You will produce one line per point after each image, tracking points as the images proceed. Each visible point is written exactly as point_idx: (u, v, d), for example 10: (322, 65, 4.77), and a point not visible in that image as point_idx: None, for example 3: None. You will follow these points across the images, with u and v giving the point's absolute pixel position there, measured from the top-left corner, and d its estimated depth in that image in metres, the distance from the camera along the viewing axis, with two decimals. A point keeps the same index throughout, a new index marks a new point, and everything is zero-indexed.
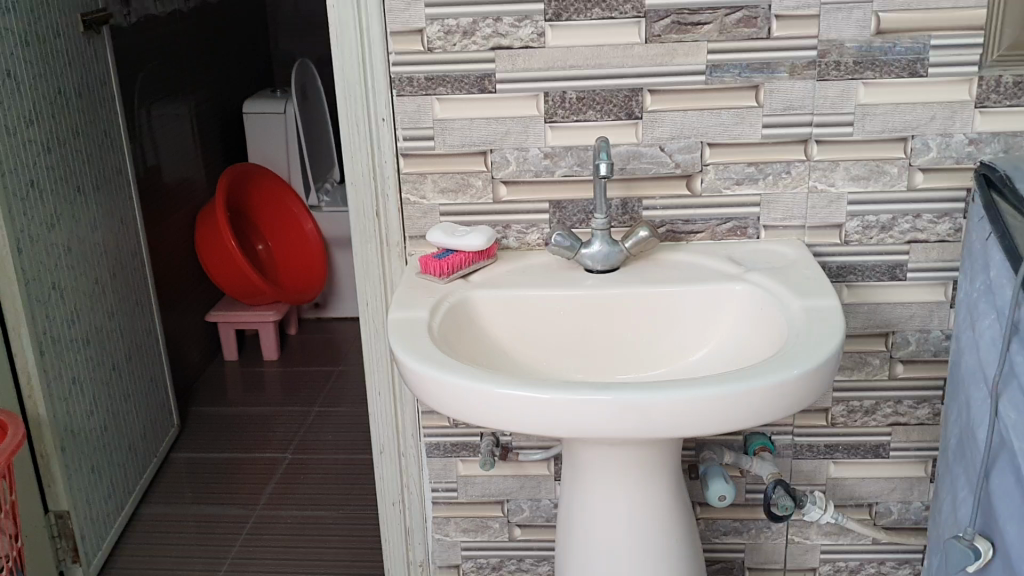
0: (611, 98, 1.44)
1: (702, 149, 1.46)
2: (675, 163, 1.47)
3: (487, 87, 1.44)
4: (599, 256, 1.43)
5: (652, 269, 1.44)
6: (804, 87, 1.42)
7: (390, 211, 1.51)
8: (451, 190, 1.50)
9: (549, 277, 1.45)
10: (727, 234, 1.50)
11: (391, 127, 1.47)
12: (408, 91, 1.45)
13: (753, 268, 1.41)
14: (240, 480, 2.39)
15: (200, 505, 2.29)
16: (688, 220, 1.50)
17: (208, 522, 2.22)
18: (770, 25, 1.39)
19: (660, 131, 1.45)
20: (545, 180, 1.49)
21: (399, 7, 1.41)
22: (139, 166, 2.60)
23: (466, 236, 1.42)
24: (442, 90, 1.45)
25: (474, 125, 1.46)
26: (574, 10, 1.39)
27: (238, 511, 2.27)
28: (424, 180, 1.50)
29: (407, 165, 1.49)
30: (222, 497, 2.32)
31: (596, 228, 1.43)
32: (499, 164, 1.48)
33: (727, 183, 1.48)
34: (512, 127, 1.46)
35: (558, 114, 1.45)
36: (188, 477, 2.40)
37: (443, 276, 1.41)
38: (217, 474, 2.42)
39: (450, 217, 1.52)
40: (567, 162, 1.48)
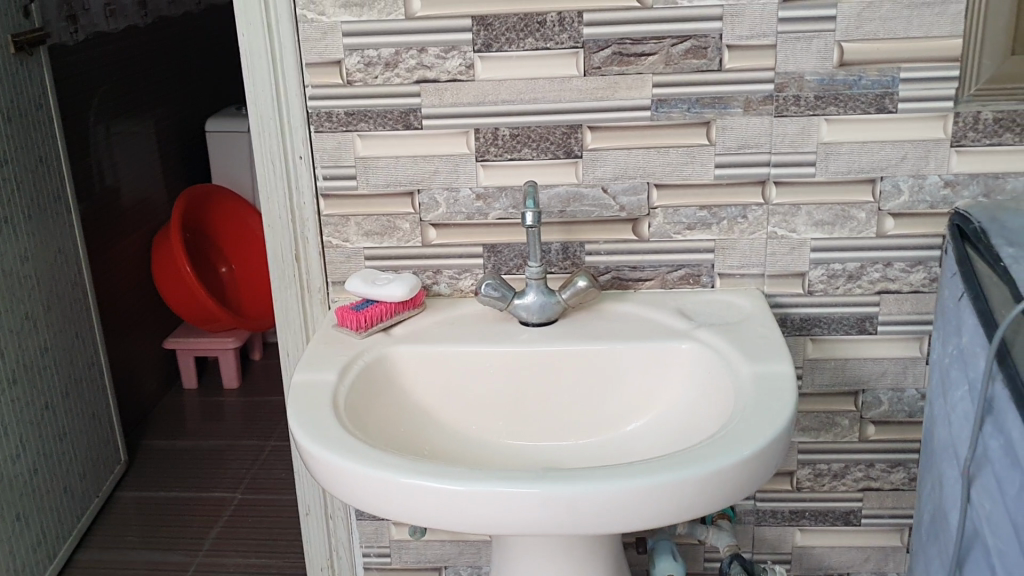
0: (548, 135, 1.31)
1: (649, 190, 1.33)
2: (619, 205, 1.34)
3: (413, 123, 1.32)
4: (534, 307, 1.29)
5: (594, 321, 1.31)
6: (760, 124, 1.29)
7: (310, 254, 1.39)
8: (376, 234, 1.37)
9: (480, 328, 1.31)
10: (679, 282, 1.37)
11: (309, 164, 1.35)
12: (327, 127, 1.32)
13: (704, 323, 1.27)
14: (189, 523, 2.27)
15: (144, 552, 2.17)
16: (636, 266, 1.36)
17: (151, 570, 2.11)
18: (721, 56, 1.26)
19: (603, 171, 1.32)
20: (479, 224, 1.36)
21: (314, 36, 1.28)
22: (91, 189, 2.48)
23: (387, 284, 1.29)
24: (364, 126, 1.32)
25: (400, 164, 1.34)
26: (506, 40, 1.27)
27: (184, 558, 2.15)
28: (347, 223, 1.37)
29: (328, 206, 1.37)
30: (168, 542, 2.20)
31: (529, 277, 1.30)
32: (428, 206, 1.36)
33: (677, 227, 1.34)
34: (442, 165, 1.33)
35: (490, 152, 1.32)
36: (134, 520, 2.28)
37: (362, 330, 1.27)
38: (165, 516, 2.30)
39: (376, 263, 1.39)
40: (501, 204, 1.35)
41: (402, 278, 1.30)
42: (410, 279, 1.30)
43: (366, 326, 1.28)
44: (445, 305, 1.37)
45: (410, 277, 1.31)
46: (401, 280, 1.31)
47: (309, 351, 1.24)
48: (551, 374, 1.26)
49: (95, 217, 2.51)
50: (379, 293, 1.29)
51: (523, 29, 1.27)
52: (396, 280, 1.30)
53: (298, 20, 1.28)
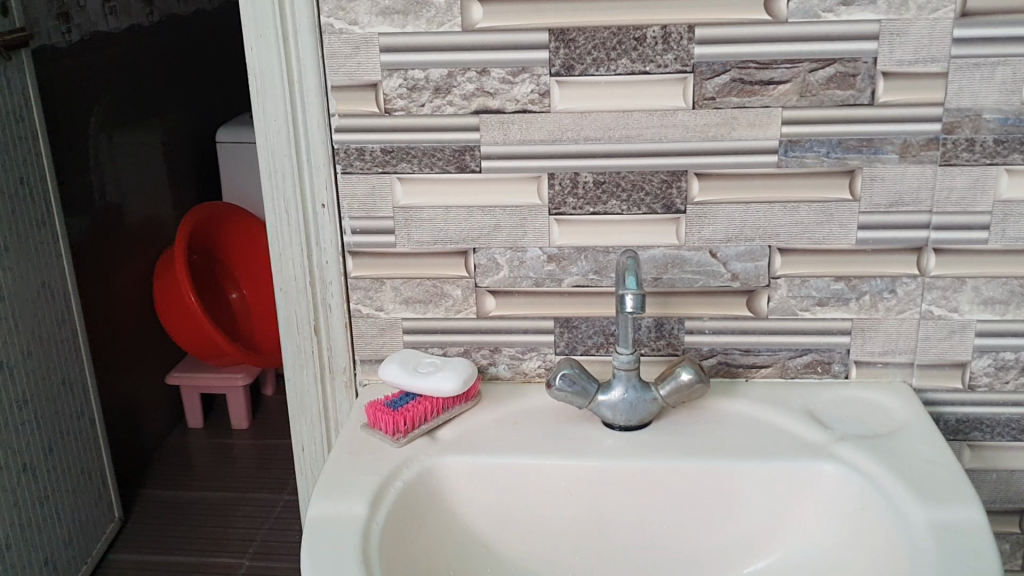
0: (643, 183, 1.02)
1: (770, 256, 1.04)
2: (730, 273, 1.05)
3: (470, 165, 1.03)
4: (623, 406, 1.01)
5: (698, 425, 1.02)
6: (920, 174, 0.99)
7: (334, 326, 1.10)
8: (419, 301, 1.09)
9: (549, 430, 1.03)
10: (803, 371, 1.08)
11: (334, 216, 1.06)
12: (358, 167, 1.04)
13: (843, 435, 0.98)
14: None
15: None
16: (749, 350, 1.07)
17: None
18: (874, 86, 0.97)
19: (713, 230, 1.03)
20: (548, 292, 1.07)
21: (343, 51, 1.00)
22: (90, 209, 2.21)
23: (433, 372, 1.01)
24: (404, 167, 1.03)
25: (451, 216, 1.05)
26: (593, 60, 0.98)
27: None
28: (382, 287, 1.09)
29: (359, 267, 1.08)
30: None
31: (615, 366, 1.01)
32: (486, 269, 1.07)
33: (805, 303, 1.05)
34: (505, 218, 1.04)
35: (567, 203, 1.03)
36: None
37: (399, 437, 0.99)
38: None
39: (418, 337, 1.10)
40: (580, 267, 1.06)
41: (453, 365, 1.02)
42: (464, 368, 1.02)
43: (406, 427, 1.00)
44: (505, 394, 1.08)
45: (465, 363, 1.02)
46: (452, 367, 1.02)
47: (328, 466, 0.97)
48: (643, 498, 0.98)
49: (96, 239, 2.23)
50: (423, 384, 1.00)
51: (615, 46, 0.97)
52: (447, 367, 1.02)
53: (324, 30, 1.00)
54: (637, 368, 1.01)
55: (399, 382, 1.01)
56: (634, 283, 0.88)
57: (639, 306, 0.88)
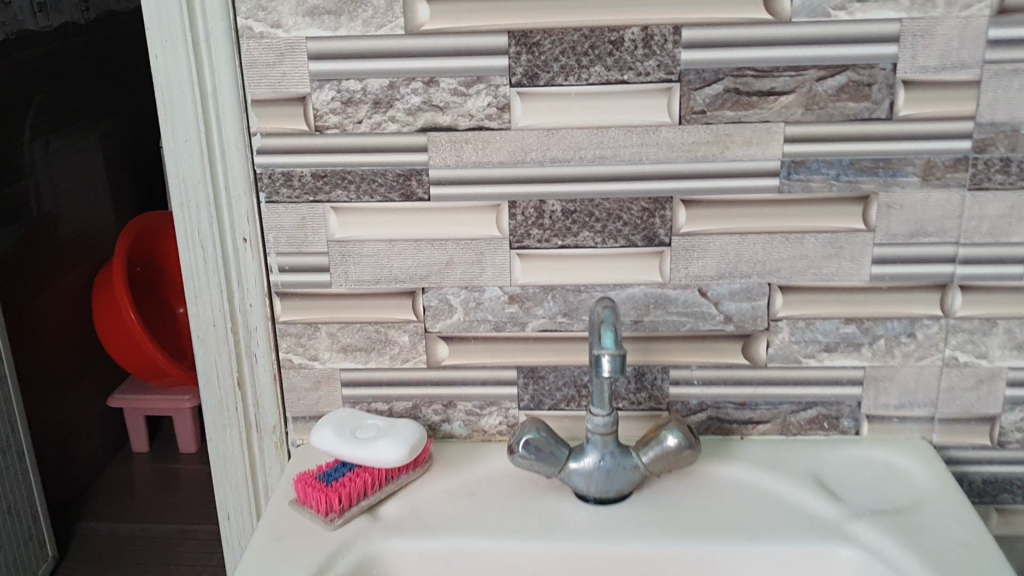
0: (620, 212, 0.87)
1: (769, 295, 0.89)
2: (723, 314, 0.90)
3: (416, 193, 0.87)
4: (598, 477, 0.85)
5: (688, 496, 0.87)
6: (946, 200, 0.85)
7: (262, 379, 0.95)
8: (360, 349, 0.93)
9: (513, 504, 0.87)
10: (807, 426, 0.94)
11: (259, 252, 0.90)
12: (285, 195, 0.88)
13: (859, 508, 0.84)
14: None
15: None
16: (744, 403, 0.93)
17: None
18: (893, 97, 0.82)
19: (702, 265, 0.88)
20: (510, 338, 0.92)
21: (264, 59, 0.84)
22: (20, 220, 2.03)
23: (374, 440, 0.85)
24: (339, 194, 0.87)
25: (395, 251, 0.89)
26: (560, 68, 0.82)
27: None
28: (317, 333, 0.93)
29: (289, 310, 0.92)
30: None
31: (589, 429, 0.86)
32: (438, 312, 0.91)
33: (810, 349, 0.91)
34: (459, 253, 0.89)
35: (532, 235, 0.88)
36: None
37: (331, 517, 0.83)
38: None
39: (359, 390, 0.94)
40: (547, 309, 0.90)
41: (399, 429, 0.86)
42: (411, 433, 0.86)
43: (341, 506, 0.84)
44: (461, 457, 0.93)
45: (411, 426, 0.87)
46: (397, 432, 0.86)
47: (249, 556, 0.81)
48: None
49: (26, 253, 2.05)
50: (361, 454, 0.84)
51: (587, 51, 0.82)
52: (391, 432, 0.86)
53: (240, 34, 0.83)
54: (615, 432, 0.86)
55: (334, 452, 0.85)
56: (611, 342, 0.72)
57: (617, 369, 0.72)
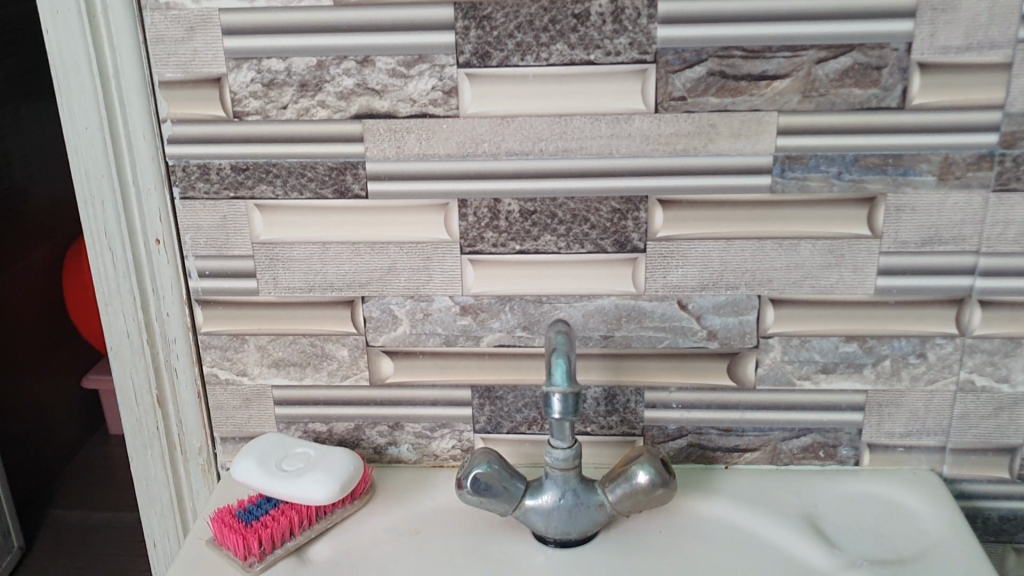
0: (587, 213, 0.75)
1: (759, 309, 0.77)
2: (706, 330, 0.78)
3: (352, 189, 0.75)
4: (557, 518, 0.75)
5: (660, 540, 0.77)
6: (966, 203, 0.73)
7: (184, 397, 0.83)
8: (294, 364, 0.82)
9: (461, 546, 0.77)
10: (800, 454, 0.82)
11: (176, 254, 0.79)
12: (202, 190, 0.76)
13: (856, 557, 0.73)
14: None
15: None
16: (730, 429, 0.82)
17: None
18: (907, 83, 0.70)
19: (682, 274, 0.76)
20: (463, 354, 0.80)
21: (172, 34, 0.72)
22: None
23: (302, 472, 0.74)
24: (263, 190, 0.76)
25: (330, 255, 0.78)
26: (516, 46, 0.70)
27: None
28: (245, 345, 0.81)
29: (213, 320, 0.81)
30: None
31: (548, 463, 0.75)
32: (380, 324, 0.80)
33: (805, 370, 0.79)
34: (403, 257, 0.77)
35: (485, 237, 0.76)
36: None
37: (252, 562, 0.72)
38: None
39: (294, 409, 0.83)
40: (504, 322, 0.79)
41: (331, 460, 0.75)
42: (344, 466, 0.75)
43: (262, 549, 0.73)
44: (407, 487, 0.82)
45: (346, 457, 0.76)
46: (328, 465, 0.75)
47: None
48: None
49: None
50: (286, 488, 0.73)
51: (547, 26, 0.70)
52: (321, 463, 0.75)
53: (143, 4, 0.71)
54: (579, 468, 0.74)
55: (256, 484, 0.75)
56: (560, 379, 0.61)
57: (568, 410, 0.61)
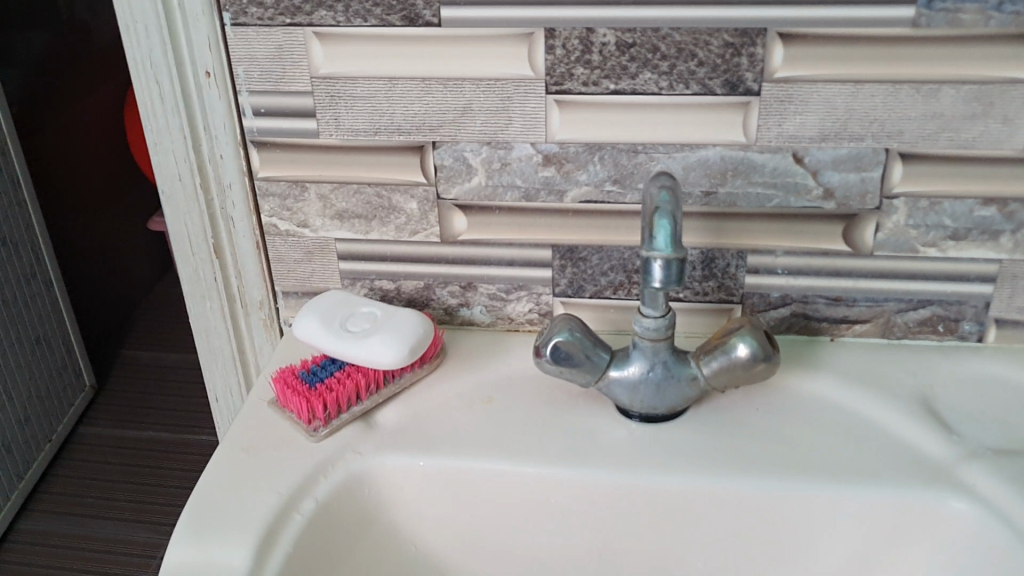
0: (694, 48, 0.65)
1: (886, 164, 0.67)
2: (822, 188, 0.69)
3: (424, 16, 0.66)
4: (644, 392, 0.68)
5: (757, 417, 0.69)
6: None
7: (243, 247, 0.77)
8: (359, 216, 0.75)
9: (538, 417, 0.70)
10: (917, 329, 0.74)
11: (228, 88, 0.70)
12: (254, 16, 0.67)
13: (979, 447, 0.65)
14: (176, 462, 1.75)
15: (116, 510, 1.65)
16: (840, 299, 0.73)
17: (117, 546, 1.56)
18: None
19: (799, 123, 0.67)
20: (544, 209, 0.72)
21: None
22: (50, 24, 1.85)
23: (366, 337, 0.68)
24: (323, 16, 0.67)
25: (398, 93, 0.69)
26: None
27: (166, 514, 1.63)
28: (306, 194, 0.74)
29: (270, 163, 0.73)
30: (148, 493, 1.68)
31: (636, 333, 0.67)
32: (453, 173, 0.72)
33: (933, 235, 0.70)
34: (479, 97, 0.68)
35: (574, 75, 0.67)
36: (107, 460, 1.77)
37: (314, 430, 0.67)
38: (146, 454, 1.78)
39: (361, 266, 0.77)
40: (592, 174, 0.70)
41: (399, 324, 0.69)
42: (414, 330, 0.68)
43: (329, 415, 0.68)
44: (480, 351, 0.75)
45: (415, 321, 0.69)
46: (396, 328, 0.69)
47: (209, 469, 0.65)
48: (672, 528, 0.67)
49: (54, 58, 1.88)
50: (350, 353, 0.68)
51: None
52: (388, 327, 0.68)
53: None
54: (670, 339, 0.67)
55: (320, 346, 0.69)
56: (661, 242, 0.52)
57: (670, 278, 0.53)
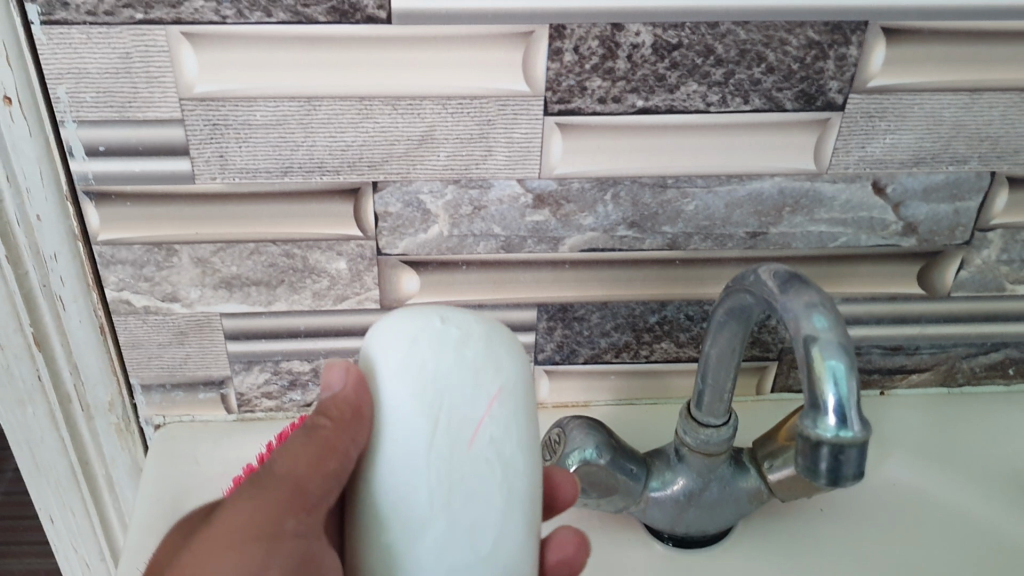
0: (764, 49, 0.44)
1: (990, 190, 0.51)
2: (903, 222, 0.52)
3: (362, 7, 0.42)
4: (692, 516, 0.50)
5: (824, 524, 0.54)
6: None
7: (79, 335, 0.51)
8: (257, 282, 0.51)
9: None
10: (981, 375, 0.60)
11: (42, 120, 0.44)
12: (80, 8, 0.41)
13: None
14: None
15: None
16: (899, 347, 0.57)
17: None
18: None
19: (891, 145, 0.48)
20: (528, 261, 0.52)
21: None
22: None
23: (416, 422, 0.34)
24: (195, 5, 0.41)
25: (320, 117, 0.45)
26: None
27: None
28: (174, 258, 0.50)
29: (118, 222, 0.48)
30: None
31: (684, 443, 0.49)
32: (402, 221, 0.49)
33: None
34: (444, 121, 0.46)
35: (589, 85, 0.45)
36: None
37: None
38: None
39: (261, 345, 0.54)
40: (601, 214, 0.50)
41: (464, 474, 0.34)
42: (473, 444, 0.34)
43: None
44: None
45: (490, 399, 0.35)
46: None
47: None
48: None
49: None
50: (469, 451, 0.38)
51: None
52: (445, 470, 0.34)
53: None
54: (729, 450, 0.49)
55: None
56: (835, 423, 0.34)
57: (838, 478, 0.35)
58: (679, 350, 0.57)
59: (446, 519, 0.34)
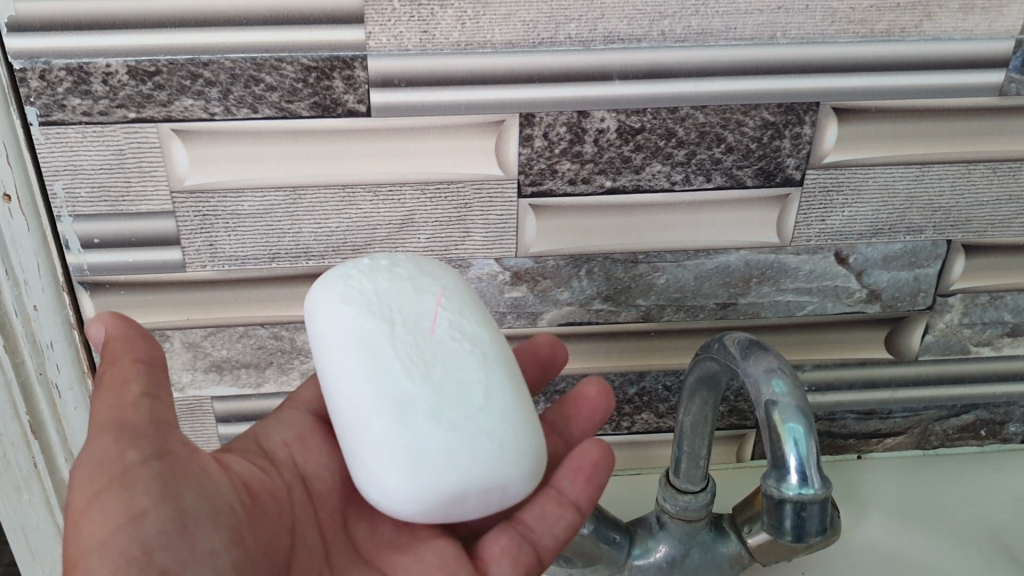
0: (722, 130, 0.47)
1: (947, 257, 0.53)
2: (867, 290, 0.54)
3: (343, 102, 0.45)
4: None
5: None
6: None
7: (73, 420, 0.53)
8: (248, 364, 0.53)
9: None
10: (954, 437, 0.61)
11: (39, 213, 0.46)
12: (77, 111, 0.43)
13: None
14: None
15: None
16: (872, 411, 0.59)
17: None
18: None
19: (849, 217, 0.51)
20: (508, 336, 0.54)
21: None
22: None
23: (371, 325, 0.38)
24: (185, 104, 0.44)
25: (305, 204, 0.48)
26: None
27: None
28: (166, 344, 0.51)
29: (112, 308, 0.50)
30: None
31: (664, 510, 0.50)
32: None
33: (987, 335, 0.56)
34: (424, 206, 0.48)
35: (559, 169, 0.48)
36: None
37: None
38: None
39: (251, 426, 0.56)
40: (577, 290, 0.52)
41: (437, 353, 0.38)
42: (433, 329, 0.38)
43: None
44: None
45: (436, 298, 0.39)
46: (524, 429, 0.38)
47: None
48: None
49: None
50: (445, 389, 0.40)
51: None
52: (416, 350, 0.37)
53: None
54: (708, 516, 0.50)
55: (431, 496, 0.36)
56: (798, 482, 0.36)
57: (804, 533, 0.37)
58: (660, 421, 0.58)
59: (434, 389, 0.37)
